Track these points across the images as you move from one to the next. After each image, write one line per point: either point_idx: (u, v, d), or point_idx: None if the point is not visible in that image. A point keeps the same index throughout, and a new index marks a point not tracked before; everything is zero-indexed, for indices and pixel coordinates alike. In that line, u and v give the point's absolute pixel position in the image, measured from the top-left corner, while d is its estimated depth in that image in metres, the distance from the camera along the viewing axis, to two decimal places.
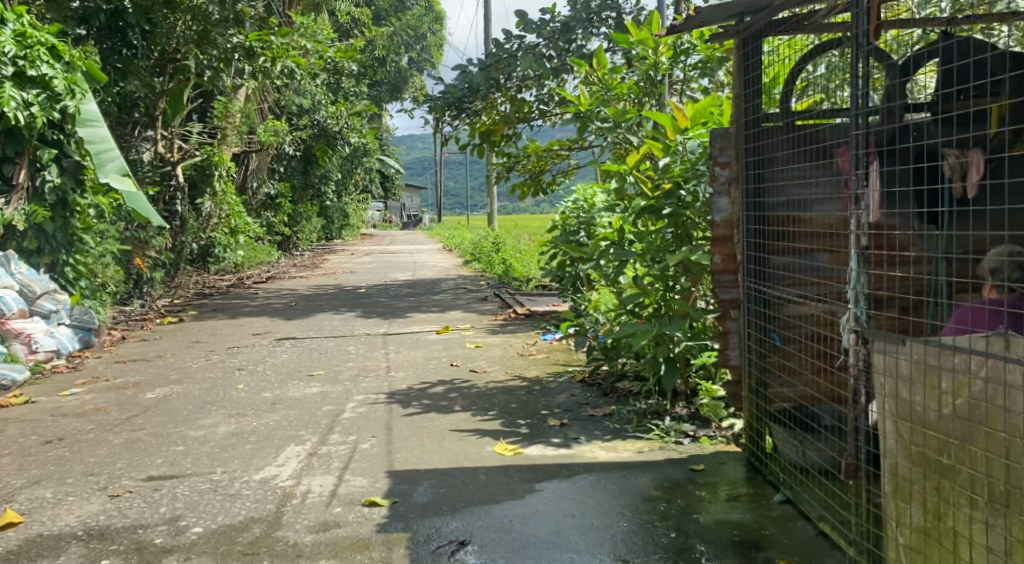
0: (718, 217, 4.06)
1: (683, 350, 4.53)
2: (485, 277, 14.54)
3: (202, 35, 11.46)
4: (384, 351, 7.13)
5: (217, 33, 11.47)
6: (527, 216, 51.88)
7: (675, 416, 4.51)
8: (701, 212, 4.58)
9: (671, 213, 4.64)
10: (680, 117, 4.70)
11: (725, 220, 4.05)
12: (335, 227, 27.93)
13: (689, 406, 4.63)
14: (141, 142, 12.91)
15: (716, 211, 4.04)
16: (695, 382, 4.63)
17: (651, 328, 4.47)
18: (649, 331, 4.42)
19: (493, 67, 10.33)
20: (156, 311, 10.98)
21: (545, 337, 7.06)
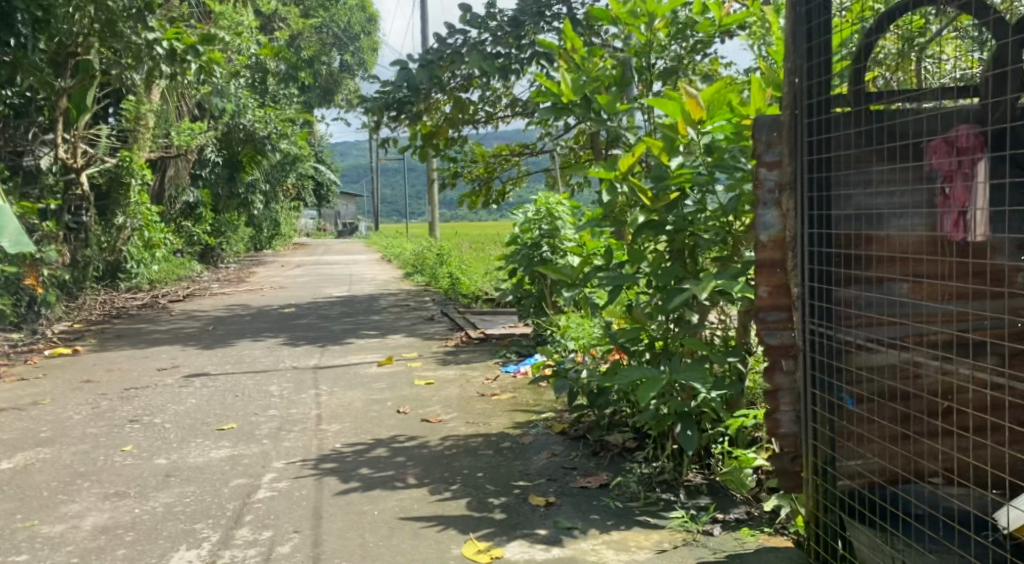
0: (763, 236, 2.92)
1: (701, 403, 3.47)
2: (429, 291, 13.45)
3: (108, 27, 10.20)
4: (313, 391, 6.03)
5: (124, 26, 10.13)
6: (466, 224, 50.91)
7: (694, 488, 3.46)
8: (714, 224, 3.54)
9: (674, 229, 3.66)
10: (694, 107, 3.63)
11: (772, 240, 2.91)
12: (265, 236, 26.56)
13: (706, 472, 3.58)
14: (38, 148, 11.71)
15: (760, 228, 2.90)
16: (714, 440, 3.58)
17: (660, 375, 3.39)
18: (660, 382, 3.33)
19: (436, 64, 9.02)
20: (50, 341, 9.80)
21: (508, 369, 5.99)
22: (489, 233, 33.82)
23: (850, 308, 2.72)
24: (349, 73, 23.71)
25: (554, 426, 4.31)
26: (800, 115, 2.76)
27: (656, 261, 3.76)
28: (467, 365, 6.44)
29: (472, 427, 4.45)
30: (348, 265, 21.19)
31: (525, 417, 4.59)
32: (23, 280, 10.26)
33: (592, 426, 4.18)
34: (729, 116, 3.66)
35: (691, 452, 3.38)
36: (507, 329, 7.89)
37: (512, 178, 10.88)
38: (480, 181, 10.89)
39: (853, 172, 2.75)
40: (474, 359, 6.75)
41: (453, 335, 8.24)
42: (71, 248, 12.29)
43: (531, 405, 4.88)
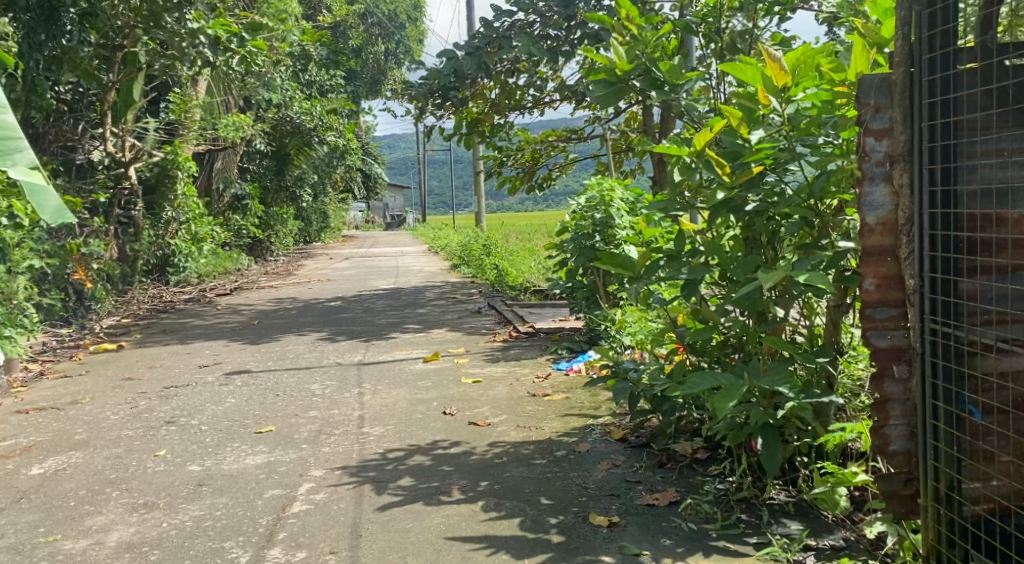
0: (870, 218, 2.75)
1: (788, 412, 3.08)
2: (475, 283, 13.14)
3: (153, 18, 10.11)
4: (356, 390, 5.72)
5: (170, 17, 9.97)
6: (514, 215, 50.60)
7: (778, 508, 3.09)
8: (801, 207, 3.19)
9: (757, 210, 3.27)
10: (777, 74, 3.26)
11: (881, 223, 2.74)
12: (313, 229, 26.46)
13: (791, 490, 3.20)
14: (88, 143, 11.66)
15: (867, 208, 2.74)
16: (799, 455, 3.20)
17: (740, 384, 3.01)
18: (740, 390, 2.95)
19: (485, 50, 8.66)
20: (96, 336, 9.70)
21: (560, 366, 5.64)
22: (537, 224, 33.42)
23: (979, 302, 2.40)
24: (395, 63, 23.54)
25: (613, 432, 3.95)
26: (918, 73, 2.50)
27: (732, 252, 3.41)
28: (517, 362, 6.09)
29: (523, 433, 4.09)
30: (395, 257, 21.02)
31: (581, 421, 4.22)
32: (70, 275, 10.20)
33: (655, 434, 3.80)
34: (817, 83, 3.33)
35: (774, 470, 3.02)
36: (558, 323, 7.52)
37: (558, 165, 10.58)
38: (524, 166, 10.47)
39: (982, 141, 2.42)
40: (524, 355, 6.40)
41: (501, 330, 7.89)
42: (119, 243, 12.21)
43: (587, 407, 4.52)
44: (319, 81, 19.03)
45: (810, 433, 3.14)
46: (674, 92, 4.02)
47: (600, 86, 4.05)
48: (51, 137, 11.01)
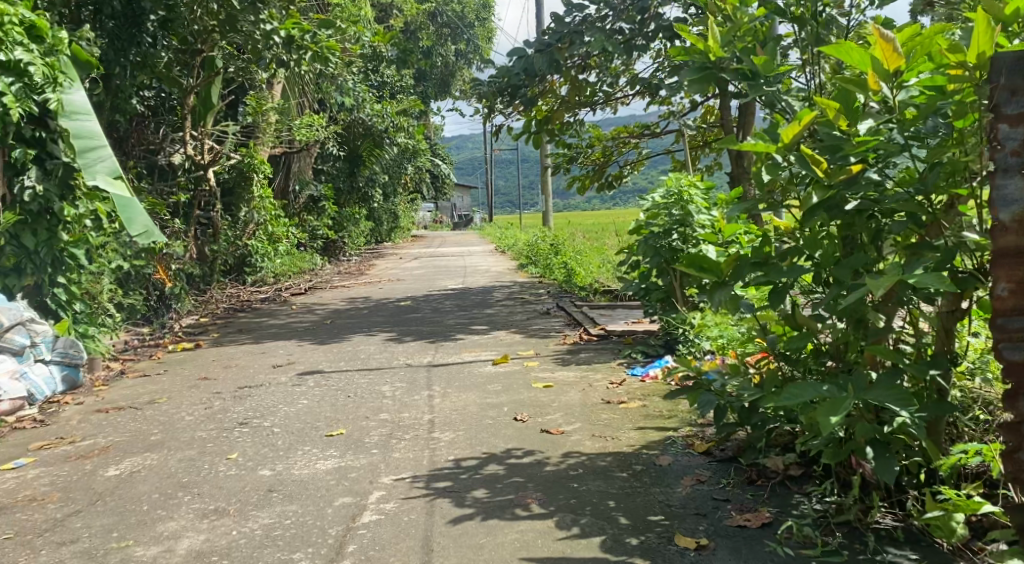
0: (1006, 216, 2.72)
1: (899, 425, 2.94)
2: (545, 282, 13.04)
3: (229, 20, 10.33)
4: (427, 392, 5.65)
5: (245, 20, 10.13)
6: (582, 213, 50.34)
7: (885, 533, 2.95)
8: (909, 202, 3.05)
9: (858, 208, 3.16)
10: (889, 54, 3.07)
11: (1016, 220, 2.70)
12: (384, 229, 26.66)
13: (896, 512, 3.05)
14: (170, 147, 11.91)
15: (1004, 206, 2.71)
16: (909, 477, 3.03)
17: (844, 396, 2.90)
18: (846, 403, 2.83)
19: (557, 47, 8.53)
20: (175, 336, 9.87)
21: (635, 372, 5.50)
22: (605, 223, 33.16)
23: None
24: (464, 63, 23.60)
25: (696, 445, 3.82)
26: None
27: (829, 253, 3.32)
28: (590, 366, 5.95)
29: (599, 444, 3.97)
30: (464, 256, 21.03)
31: (660, 432, 4.08)
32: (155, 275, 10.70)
33: (741, 447, 3.63)
34: (935, 67, 3.10)
35: (892, 479, 2.84)
36: (631, 325, 7.36)
37: (630, 162, 10.48)
38: (593, 166, 10.43)
39: None
40: (597, 359, 6.26)
41: (571, 332, 7.76)
42: (197, 244, 12.42)
43: (665, 417, 4.36)
44: (389, 82, 19.12)
45: (919, 451, 3.01)
46: (762, 82, 3.87)
47: (689, 74, 3.92)
48: (133, 141, 11.28)
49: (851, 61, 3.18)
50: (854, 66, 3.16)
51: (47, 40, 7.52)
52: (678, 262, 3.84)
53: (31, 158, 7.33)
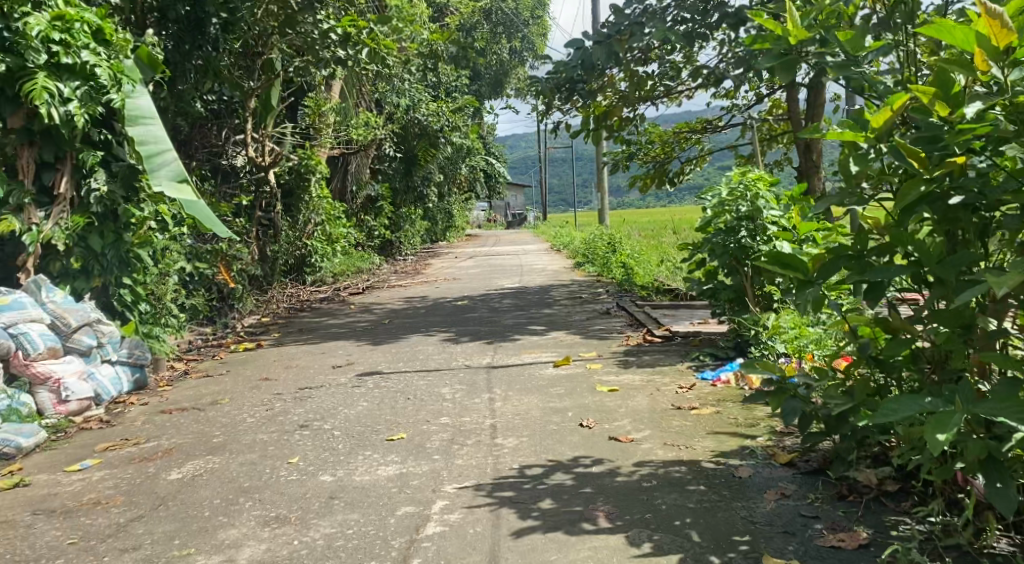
0: None
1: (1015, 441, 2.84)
2: (603, 281, 12.85)
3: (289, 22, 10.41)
4: (488, 395, 5.53)
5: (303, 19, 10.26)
6: (637, 212, 49.90)
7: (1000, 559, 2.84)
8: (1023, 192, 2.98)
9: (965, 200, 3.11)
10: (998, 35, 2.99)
11: None
12: (438, 229, 26.64)
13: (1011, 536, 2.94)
14: (231, 148, 12.01)
15: None
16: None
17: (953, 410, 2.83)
18: (955, 418, 2.77)
19: (615, 39, 8.41)
20: (236, 337, 9.92)
21: (705, 376, 5.36)
22: (660, 221, 32.82)
23: None
24: (519, 61, 23.51)
25: (778, 457, 3.70)
26: None
27: (928, 249, 3.24)
28: (655, 369, 5.79)
29: (672, 454, 3.86)
30: (520, 255, 20.91)
31: (736, 443, 3.93)
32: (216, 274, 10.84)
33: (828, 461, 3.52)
34: None
35: (1012, 512, 2.75)
36: (696, 327, 7.18)
37: (692, 159, 10.71)
38: (654, 165, 10.54)
39: None
40: (662, 361, 6.09)
41: (633, 333, 7.59)
42: (258, 244, 12.50)
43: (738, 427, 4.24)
44: (444, 82, 19.08)
45: None
46: (852, 64, 3.69)
47: (771, 56, 3.86)
48: (196, 143, 11.39)
49: (953, 41, 3.10)
50: (956, 47, 3.10)
51: (114, 46, 7.67)
52: (763, 260, 3.83)
53: (97, 160, 7.51)
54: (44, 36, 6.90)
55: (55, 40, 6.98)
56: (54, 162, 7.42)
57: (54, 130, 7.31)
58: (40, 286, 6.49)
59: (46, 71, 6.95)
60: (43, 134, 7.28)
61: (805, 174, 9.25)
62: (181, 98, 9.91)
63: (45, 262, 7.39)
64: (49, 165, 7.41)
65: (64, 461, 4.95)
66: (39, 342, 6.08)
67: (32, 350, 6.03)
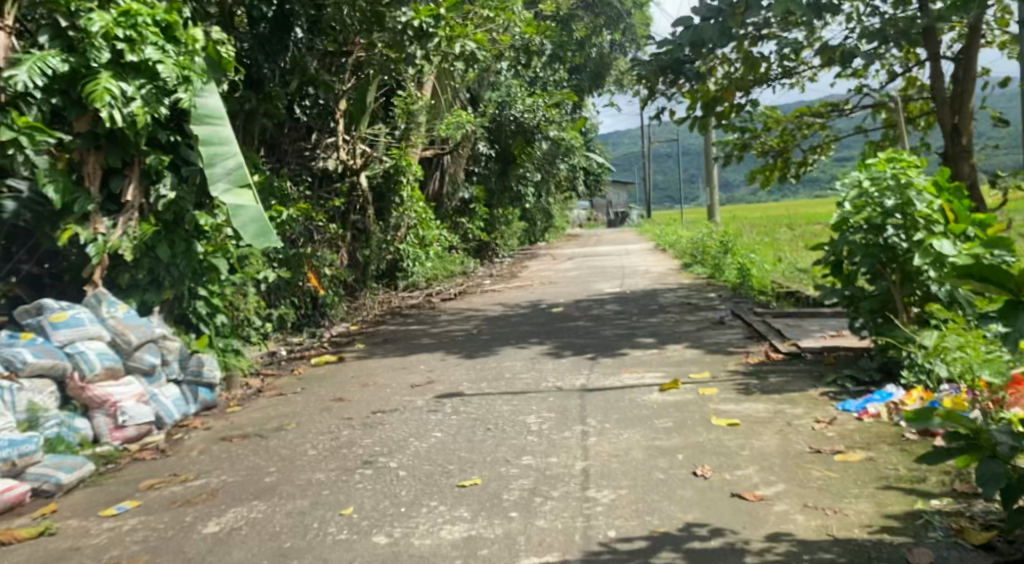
0: None
1: None
2: (711, 285, 11.87)
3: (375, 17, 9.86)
4: (582, 427, 4.74)
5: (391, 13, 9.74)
6: (744, 209, 48.11)
7: None
8: None
9: None
10: None
11: None
12: (537, 229, 25.84)
13: None
14: (322, 151, 11.52)
15: None
16: None
17: None
18: None
19: (727, 14, 7.72)
20: (321, 348, 9.39)
21: (848, 407, 4.57)
22: (769, 218, 31.18)
23: None
24: (619, 55, 22.61)
25: (973, 536, 2.92)
26: None
27: None
28: (782, 398, 4.93)
29: (815, 524, 3.14)
30: (622, 256, 19.97)
31: (904, 518, 3.14)
32: (304, 282, 10.40)
33: None
34: None
35: None
36: (827, 342, 6.24)
37: (816, 146, 9.85)
38: (773, 154, 9.86)
39: None
40: (791, 386, 5.22)
41: (751, 348, 6.67)
42: (348, 249, 12.03)
43: (897, 484, 3.46)
44: (542, 77, 19.16)
45: None
46: None
47: None
48: (285, 146, 10.99)
49: None
50: None
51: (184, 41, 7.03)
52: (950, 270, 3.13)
53: (164, 163, 6.95)
54: (107, 33, 6.38)
55: (119, 36, 6.43)
56: (121, 167, 6.92)
57: (119, 133, 6.78)
58: (102, 301, 6.00)
59: (110, 71, 6.44)
60: (108, 138, 6.74)
61: (948, 157, 8.36)
62: (268, 99, 9.61)
63: (112, 273, 6.88)
64: (117, 170, 6.92)
65: (104, 501, 4.34)
66: (96, 361, 5.48)
67: (89, 371, 5.44)
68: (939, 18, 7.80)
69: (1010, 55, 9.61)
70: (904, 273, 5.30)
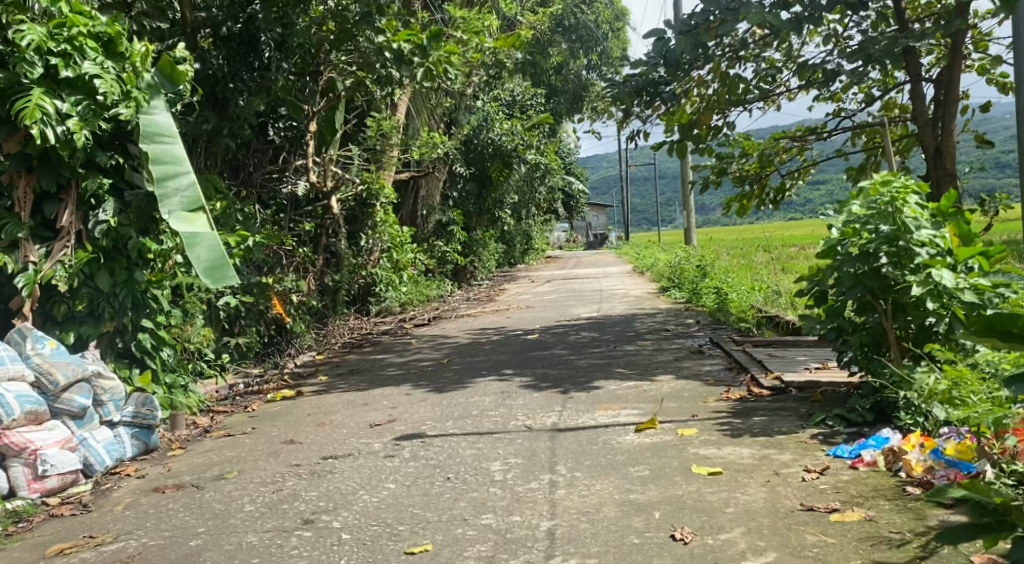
0: None
1: None
2: (693, 310, 11.42)
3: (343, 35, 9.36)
4: (550, 476, 4.27)
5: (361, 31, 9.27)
6: (725, 230, 47.81)
7: None
8: None
9: None
10: None
11: None
12: (517, 250, 25.37)
13: None
14: (289, 174, 10.97)
15: None
16: None
17: None
18: None
19: (702, 29, 7.38)
20: (282, 380, 8.86)
21: (839, 452, 4.13)
22: (753, 237, 30.73)
23: None
24: (599, 75, 22.26)
25: None
26: None
27: None
28: (770, 441, 4.47)
29: None
30: (603, 278, 19.51)
31: None
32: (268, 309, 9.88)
33: None
34: None
35: None
36: (814, 375, 5.79)
37: (795, 170, 9.45)
38: (750, 181, 9.44)
39: None
40: (779, 427, 4.76)
41: (735, 380, 6.19)
42: (315, 275, 11.49)
43: (900, 556, 3.07)
44: (520, 98, 18.77)
45: None
46: None
47: None
48: (249, 168, 10.47)
49: None
50: None
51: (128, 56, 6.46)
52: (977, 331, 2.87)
53: (104, 186, 6.39)
54: (40, 47, 5.84)
55: (52, 50, 5.90)
56: (57, 192, 6.34)
57: (53, 154, 6.21)
58: (28, 336, 5.45)
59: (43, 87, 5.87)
60: (41, 159, 6.18)
61: (931, 181, 7.92)
62: (231, 119, 9.18)
63: (48, 304, 6.31)
64: (51, 194, 6.35)
65: None
66: (15, 406, 4.97)
67: (6, 417, 4.92)
68: (921, 36, 7.37)
69: (994, 79, 9.29)
70: (895, 306, 4.91)
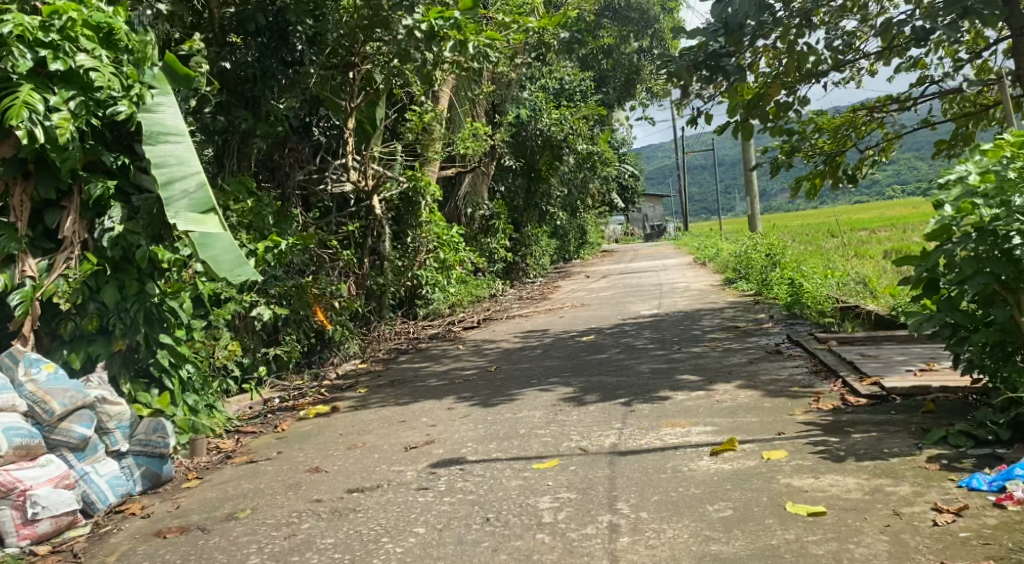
0: None
1: None
2: (762, 304, 10.52)
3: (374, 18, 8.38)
4: (610, 519, 3.53)
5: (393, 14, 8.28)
6: (786, 218, 46.36)
7: None
8: None
9: None
10: None
11: None
12: (570, 245, 24.55)
13: None
14: (336, 173, 10.29)
15: None
16: None
17: None
18: None
19: None
20: (319, 393, 8.22)
21: (972, 483, 3.40)
22: (817, 224, 29.43)
23: None
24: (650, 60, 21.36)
25: None
26: None
27: None
28: (880, 469, 3.67)
29: None
30: (661, 272, 18.59)
31: None
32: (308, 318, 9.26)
33: None
34: None
35: None
36: (919, 379, 4.95)
37: (876, 145, 8.57)
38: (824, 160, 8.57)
39: None
40: (888, 447, 3.94)
41: (823, 388, 5.35)
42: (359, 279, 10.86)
43: None
44: (568, 87, 17.98)
45: None
46: None
47: None
48: (286, 168, 9.88)
49: None
50: None
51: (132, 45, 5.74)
52: None
53: (110, 191, 5.75)
54: (27, 38, 5.14)
55: (42, 41, 5.19)
56: (58, 198, 5.75)
57: (50, 157, 5.61)
58: (21, 359, 4.82)
59: (32, 82, 5.21)
60: (38, 163, 5.58)
61: None
62: (265, 118, 8.56)
63: (53, 322, 5.71)
64: (53, 201, 5.76)
65: None
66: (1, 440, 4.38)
67: None
68: None
69: None
70: None
